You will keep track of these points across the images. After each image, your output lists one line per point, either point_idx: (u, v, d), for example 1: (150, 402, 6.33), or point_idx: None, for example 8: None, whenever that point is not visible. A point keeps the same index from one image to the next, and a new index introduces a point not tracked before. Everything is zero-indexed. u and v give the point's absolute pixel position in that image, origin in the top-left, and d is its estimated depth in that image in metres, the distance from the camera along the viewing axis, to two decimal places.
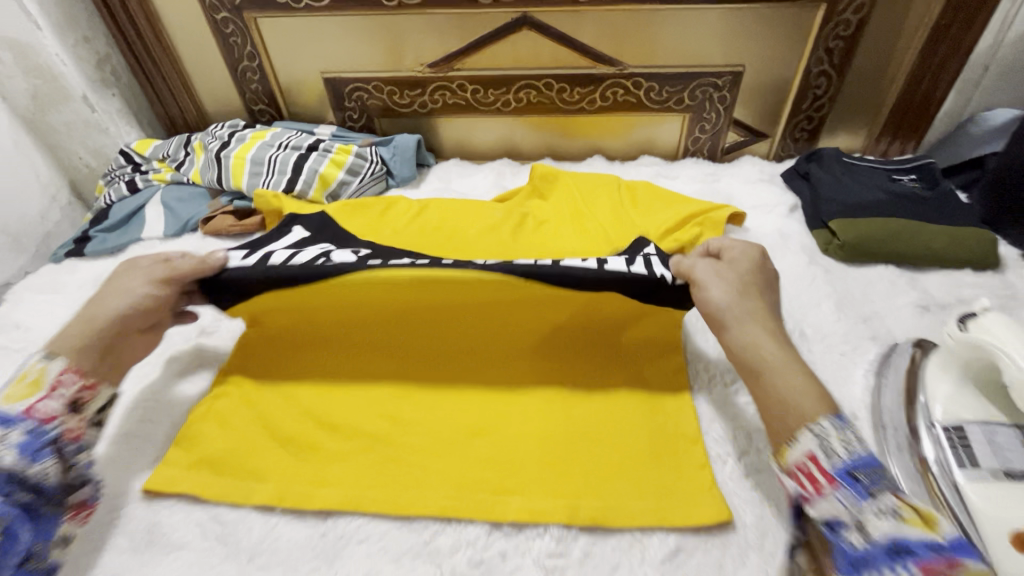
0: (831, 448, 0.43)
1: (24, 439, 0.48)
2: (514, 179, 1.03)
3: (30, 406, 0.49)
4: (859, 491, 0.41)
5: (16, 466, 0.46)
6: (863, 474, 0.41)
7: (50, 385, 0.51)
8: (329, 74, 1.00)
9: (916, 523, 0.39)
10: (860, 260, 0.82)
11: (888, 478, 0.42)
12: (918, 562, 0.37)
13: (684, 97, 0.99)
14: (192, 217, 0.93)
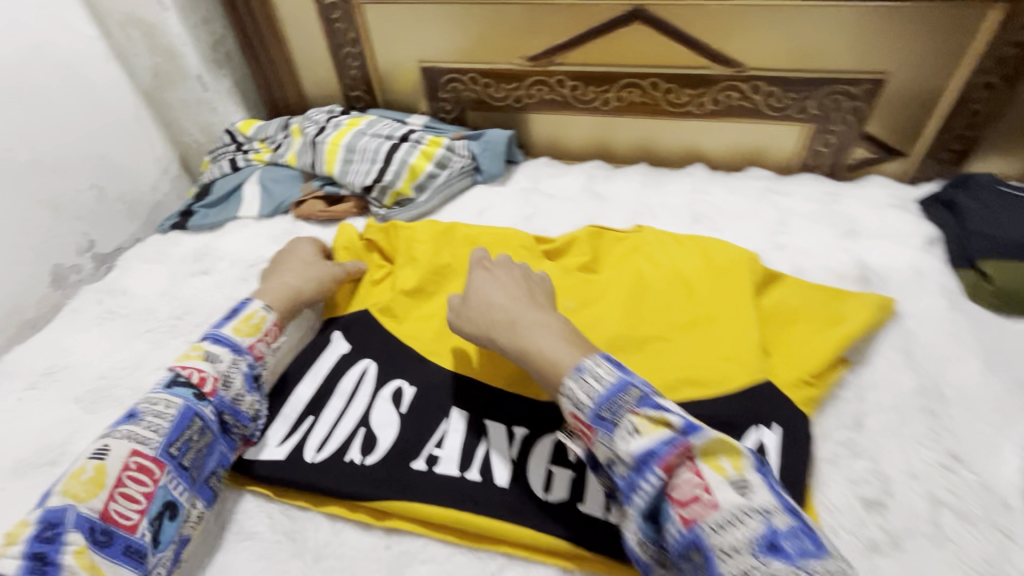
0: (580, 402, 0.48)
1: (247, 370, 0.59)
2: (605, 183, 0.97)
3: (252, 343, 0.61)
4: (608, 426, 0.46)
5: (240, 392, 0.58)
6: (607, 410, 0.46)
7: (265, 330, 0.63)
8: (427, 63, 0.99)
9: (652, 431, 0.44)
10: (1015, 312, 0.70)
11: (629, 398, 0.46)
12: (659, 463, 0.43)
13: (808, 105, 0.89)
14: (286, 200, 0.95)
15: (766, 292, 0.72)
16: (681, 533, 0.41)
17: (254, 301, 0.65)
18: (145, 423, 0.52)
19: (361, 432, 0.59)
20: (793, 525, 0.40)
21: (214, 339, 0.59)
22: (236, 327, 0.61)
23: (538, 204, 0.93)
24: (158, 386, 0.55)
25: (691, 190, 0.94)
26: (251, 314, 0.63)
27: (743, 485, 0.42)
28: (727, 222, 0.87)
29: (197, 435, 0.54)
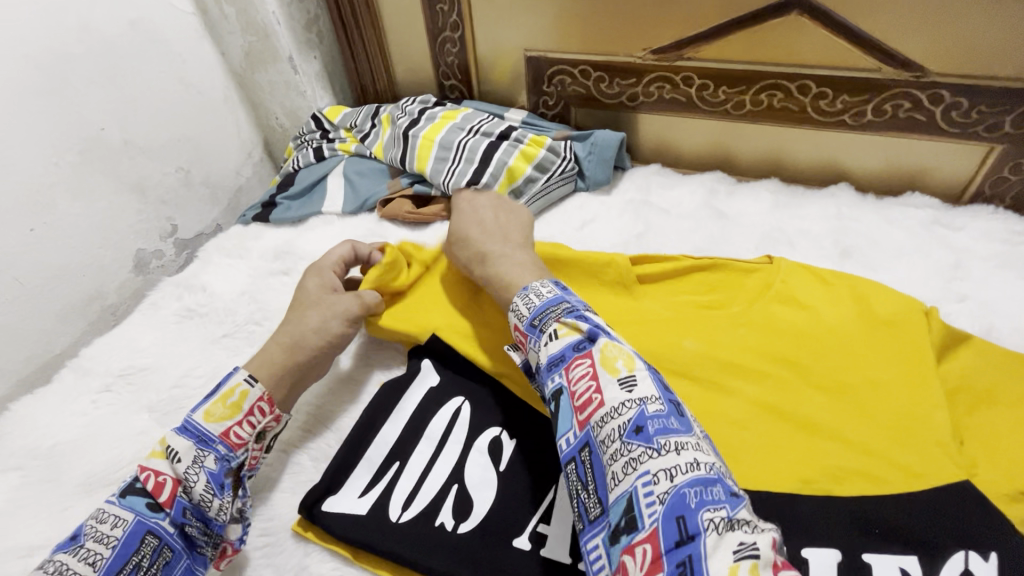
0: (520, 312, 0.53)
1: (215, 467, 0.50)
2: (729, 200, 0.83)
3: (226, 430, 0.52)
4: (537, 333, 0.51)
5: (205, 496, 0.49)
6: (538, 319, 0.51)
7: (248, 409, 0.53)
8: (534, 52, 0.88)
9: (568, 334, 0.49)
10: None
11: (558, 309, 0.51)
12: (563, 365, 0.47)
13: (1004, 122, 0.72)
14: (371, 197, 0.88)
15: (949, 356, 0.56)
16: (577, 433, 0.44)
17: (237, 370, 0.55)
18: (84, 552, 0.44)
19: (454, 489, 0.52)
20: (663, 410, 0.42)
21: (184, 430, 0.51)
22: (209, 410, 0.52)
23: (650, 220, 0.81)
24: (113, 500, 0.48)
25: (835, 216, 0.79)
26: (230, 390, 0.53)
27: (630, 382, 0.44)
28: (885, 260, 0.72)
29: (148, 561, 0.45)
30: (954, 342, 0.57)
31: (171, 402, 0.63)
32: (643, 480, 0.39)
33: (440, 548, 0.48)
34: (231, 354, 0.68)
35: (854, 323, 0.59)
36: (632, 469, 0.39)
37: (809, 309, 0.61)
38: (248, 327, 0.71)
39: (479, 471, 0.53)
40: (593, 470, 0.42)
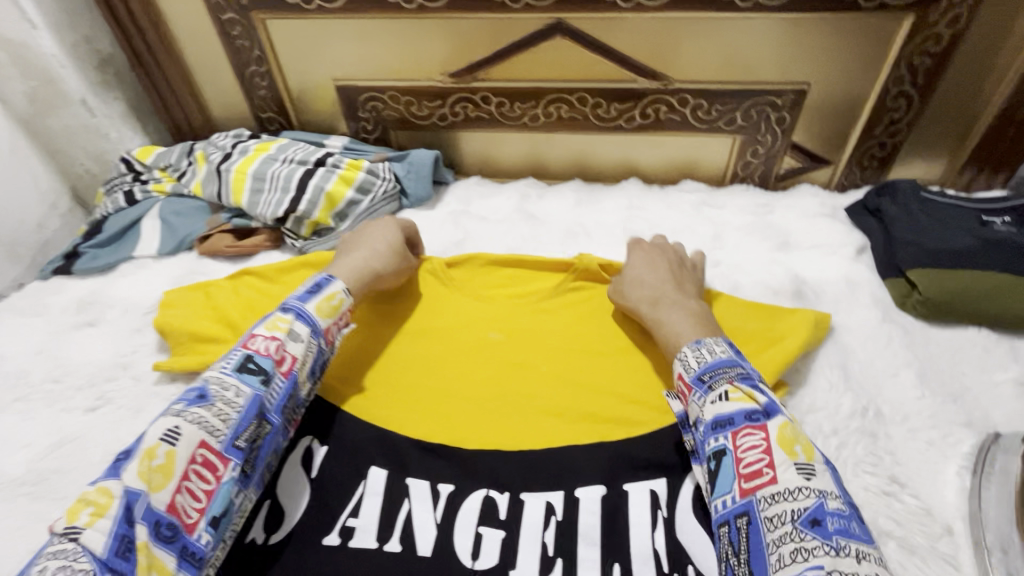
0: (687, 364, 0.53)
1: (319, 354, 0.57)
2: (539, 202, 0.93)
3: (327, 327, 0.58)
4: (703, 390, 0.50)
5: (303, 380, 0.55)
6: (707, 376, 0.50)
7: (341, 314, 0.60)
8: (343, 81, 0.92)
9: (739, 399, 0.47)
10: (944, 319, 0.70)
11: (730, 371, 0.50)
12: (731, 431, 0.46)
13: (735, 116, 0.88)
14: (188, 235, 0.86)
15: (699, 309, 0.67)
16: (737, 501, 0.44)
17: (335, 279, 0.61)
18: (217, 409, 0.47)
19: (267, 505, 0.53)
20: (844, 510, 0.41)
21: (299, 319, 0.56)
22: (317, 306, 0.58)
23: (469, 228, 0.88)
24: (227, 369, 0.50)
25: (626, 206, 0.91)
26: (332, 295, 0.59)
27: (807, 469, 0.43)
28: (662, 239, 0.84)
29: (260, 427, 0.50)
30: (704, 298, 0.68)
31: None
32: (811, 568, 0.38)
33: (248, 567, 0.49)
34: (22, 418, 0.63)
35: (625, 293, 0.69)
36: (800, 557, 0.39)
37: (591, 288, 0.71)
38: (44, 386, 0.67)
39: (291, 486, 0.55)
40: (749, 541, 0.42)
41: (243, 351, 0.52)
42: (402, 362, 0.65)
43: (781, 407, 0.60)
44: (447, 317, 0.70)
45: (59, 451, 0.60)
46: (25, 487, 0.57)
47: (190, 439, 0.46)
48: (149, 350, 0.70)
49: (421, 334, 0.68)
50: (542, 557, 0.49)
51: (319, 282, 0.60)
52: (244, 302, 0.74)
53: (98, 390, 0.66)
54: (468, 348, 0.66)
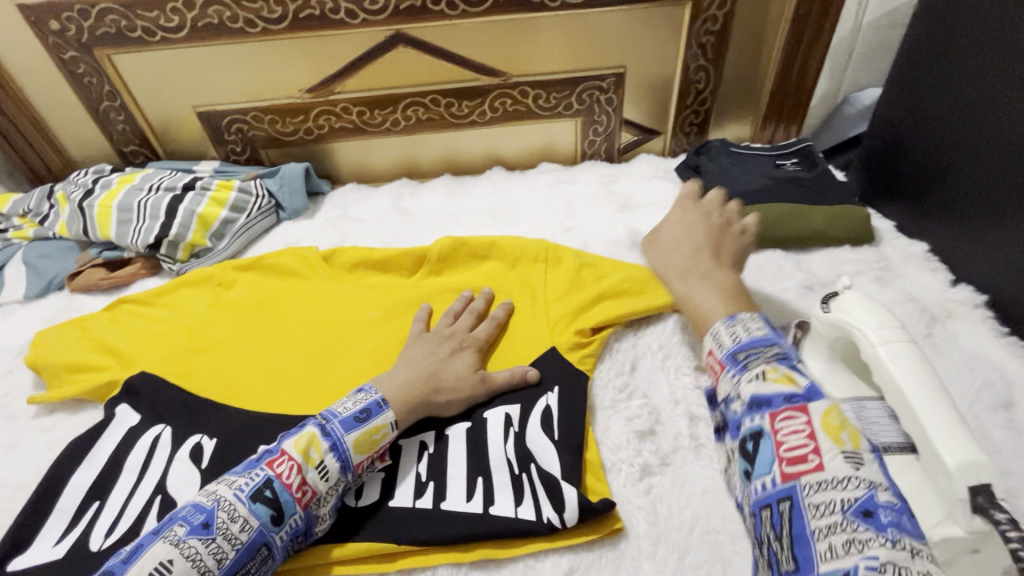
0: (720, 340, 0.54)
1: (339, 494, 0.52)
2: (412, 199, 1.00)
3: (360, 461, 0.53)
4: (738, 365, 0.51)
5: (323, 514, 0.51)
6: (743, 353, 0.51)
7: (380, 448, 0.55)
8: (203, 107, 0.95)
9: (778, 380, 0.48)
10: (750, 246, 0.84)
11: (767, 351, 0.51)
12: (769, 411, 0.46)
13: (572, 101, 1.00)
14: (57, 274, 0.85)
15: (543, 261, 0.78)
16: (777, 485, 0.44)
17: (385, 406, 0.56)
18: (215, 546, 0.45)
19: (158, 499, 0.56)
20: (892, 504, 0.40)
21: (332, 449, 0.52)
22: (357, 439, 0.53)
23: (346, 230, 0.93)
24: (243, 493, 0.48)
25: (491, 192, 1.00)
26: (376, 428, 0.54)
27: (857, 458, 0.42)
28: (522, 216, 0.94)
29: (257, 566, 0.47)
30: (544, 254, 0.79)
31: None
32: (866, 560, 0.37)
33: None
34: None
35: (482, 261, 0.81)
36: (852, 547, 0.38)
37: (452, 263, 0.82)
38: None
39: (180, 479, 0.58)
40: (791, 526, 0.42)
41: (267, 472, 0.49)
42: (290, 351, 0.72)
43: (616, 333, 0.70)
44: (326, 307, 0.77)
45: None
46: None
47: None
48: (23, 389, 0.70)
49: (304, 325, 0.75)
50: (416, 484, 0.56)
51: (370, 407, 0.55)
52: (123, 329, 0.75)
53: None
54: (348, 329, 0.74)
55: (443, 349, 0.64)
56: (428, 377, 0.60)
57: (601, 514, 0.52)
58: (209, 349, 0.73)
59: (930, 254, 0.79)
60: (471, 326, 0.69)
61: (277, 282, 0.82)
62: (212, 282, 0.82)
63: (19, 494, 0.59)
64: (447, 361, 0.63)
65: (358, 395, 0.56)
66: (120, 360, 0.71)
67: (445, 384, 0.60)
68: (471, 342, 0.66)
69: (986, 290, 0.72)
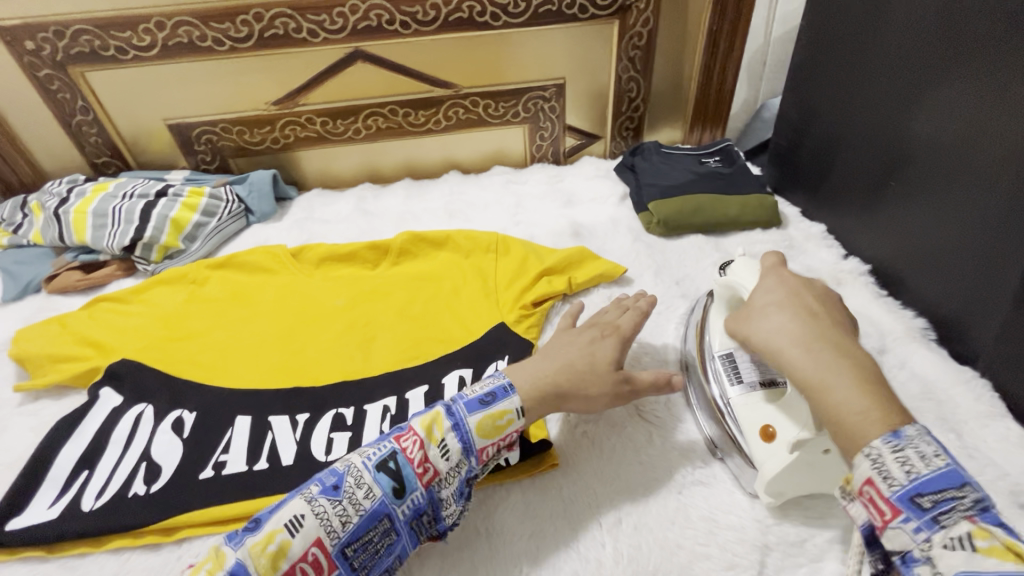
0: (888, 473, 0.38)
1: (467, 475, 0.55)
2: (375, 201, 1.08)
3: (483, 446, 0.56)
4: (926, 520, 0.37)
5: (448, 497, 0.54)
6: (929, 500, 0.37)
7: (505, 435, 0.57)
8: (173, 120, 1.02)
9: (994, 552, 0.34)
10: (677, 233, 0.95)
11: (962, 497, 0.37)
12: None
13: (519, 110, 1.10)
14: (34, 278, 0.90)
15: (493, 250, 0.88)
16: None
17: (510, 395, 0.58)
18: (345, 508, 0.49)
19: (144, 465, 0.63)
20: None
21: (455, 428, 0.55)
22: (479, 421, 0.56)
23: (313, 230, 1.01)
24: (371, 462, 0.52)
25: (448, 193, 1.09)
26: (501, 413, 0.57)
27: None
28: (477, 213, 1.03)
29: (381, 536, 0.50)
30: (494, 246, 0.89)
31: None
32: None
33: (130, 510, 0.59)
34: None
35: (438, 254, 0.90)
36: None
37: (411, 256, 0.90)
38: None
39: (164, 447, 0.64)
40: None
41: (393, 445, 0.53)
42: (262, 336, 0.79)
43: (555, 310, 0.81)
44: (295, 298, 0.84)
45: None
46: None
47: (308, 535, 0.47)
48: (7, 381, 0.75)
49: (275, 314, 0.82)
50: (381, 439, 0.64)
51: (496, 392, 0.58)
52: (102, 323, 0.80)
53: None
54: (316, 315, 0.82)
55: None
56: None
57: (541, 452, 0.61)
58: (185, 338, 0.79)
59: (827, 234, 0.92)
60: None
61: (249, 278, 0.88)
62: (186, 279, 0.87)
63: (11, 470, 0.64)
64: None
65: (488, 380, 0.61)
66: (98, 350, 0.77)
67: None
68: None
69: (869, 260, 0.85)
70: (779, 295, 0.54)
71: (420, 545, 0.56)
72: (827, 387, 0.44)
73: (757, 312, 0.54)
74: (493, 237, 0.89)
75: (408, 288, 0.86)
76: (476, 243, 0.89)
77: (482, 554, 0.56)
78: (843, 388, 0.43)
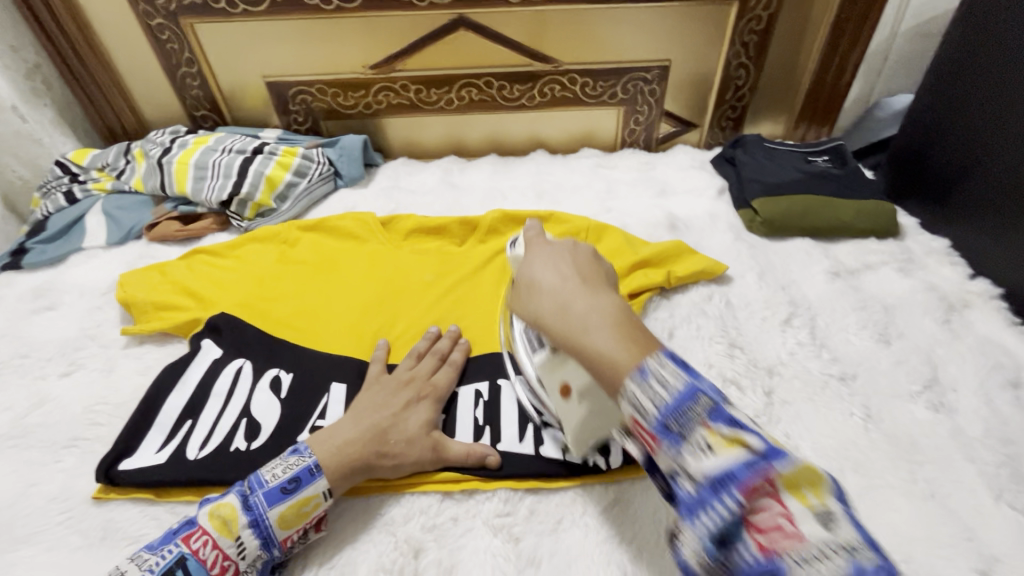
0: (641, 406, 0.39)
1: (266, 564, 0.51)
2: (460, 175, 1.06)
3: (286, 536, 0.51)
4: (675, 441, 0.38)
5: None
6: (675, 421, 0.38)
7: (312, 519, 0.52)
8: (272, 78, 1.02)
9: (728, 447, 0.36)
10: (781, 235, 0.89)
11: (698, 407, 0.38)
12: (738, 488, 0.34)
13: (617, 91, 1.05)
14: (136, 224, 0.92)
15: (588, 236, 0.85)
16: (755, 560, 0.34)
17: (318, 476, 0.53)
18: None
19: (244, 421, 0.64)
20: (880, 564, 0.32)
21: (253, 525, 0.50)
22: (282, 513, 0.51)
23: (399, 199, 0.99)
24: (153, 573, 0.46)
25: (535, 173, 1.06)
26: (305, 500, 0.51)
27: (830, 518, 0.34)
28: (565, 196, 1.00)
29: None
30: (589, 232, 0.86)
31: None
32: None
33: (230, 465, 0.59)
34: None
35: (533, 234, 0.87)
36: None
37: (503, 234, 0.88)
38: (13, 362, 0.73)
39: (262, 406, 0.65)
40: None
41: (181, 549, 0.48)
42: (353, 303, 0.78)
43: (652, 304, 0.76)
44: (386, 267, 0.83)
45: (41, 408, 0.67)
46: (13, 437, 0.65)
47: None
48: (112, 323, 0.78)
49: (366, 281, 0.81)
50: (474, 428, 0.63)
51: (301, 476, 0.52)
52: (200, 275, 0.82)
53: (69, 358, 0.73)
54: (407, 286, 0.80)
55: (398, 399, 0.60)
56: (375, 434, 0.56)
57: None
58: (279, 298, 0.79)
59: (951, 250, 0.85)
60: (432, 370, 0.65)
61: (340, 243, 0.87)
62: (280, 238, 0.88)
63: (119, 410, 0.67)
64: (400, 415, 0.59)
65: (292, 460, 0.54)
66: (197, 302, 0.78)
67: (391, 445, 0.56)
68: (430, 392, 0.63)
69: (1001, 284, 0.77)
70: (552, 257, 0.54)
71: (518, 536, 0.54)
72: (584, 343, 0.44)
73: (545, 265, 0.53)
74: (589, 223, 0.86)
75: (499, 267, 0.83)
76: (571, 227, 0.86)
77: (581, 551, 0.52)
78: (598, 333, 0.44)
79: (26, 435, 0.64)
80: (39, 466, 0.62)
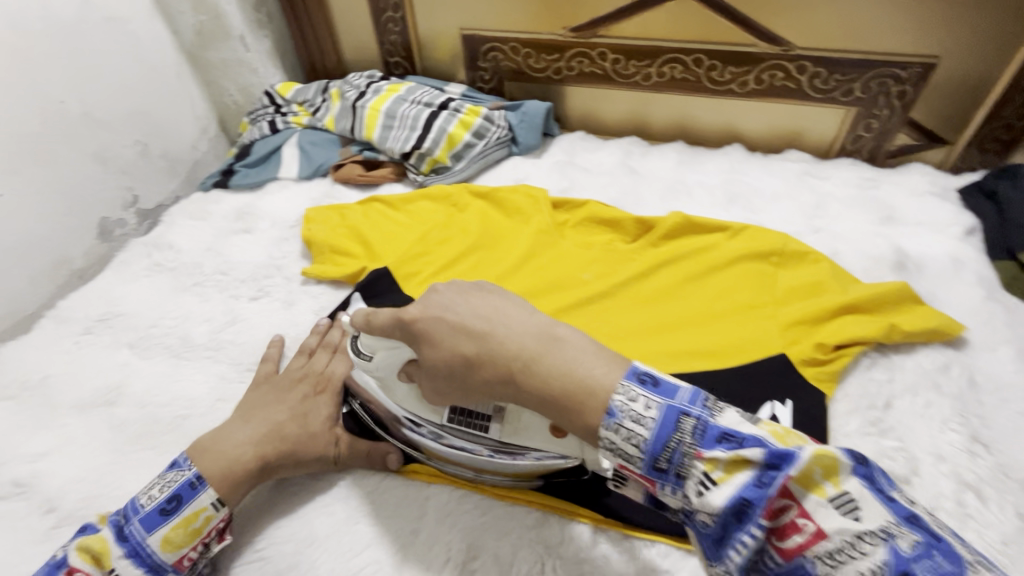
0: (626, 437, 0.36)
1: None
2: (642, 159, 0.97)
3: (178, 557, 0.50)
4: (674, 481, 0.36)
5: None
6: (666, 462, 0.36)
7: (205, 533, 0.51)
8: (468, 31, 0.99)
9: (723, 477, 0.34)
10: None
11: (684, 424, 0.36)
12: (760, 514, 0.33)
13: (854, 87, 0.87)
14: (324, 162, 0.97)
15: (788, 262, 0.72)
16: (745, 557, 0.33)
17: (201, 487, 0.52)
18: None
19: None
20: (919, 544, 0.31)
21: (132, 555, 0.48)
22: (167, 534, 0.49)
23: (574, 177, 0.93)
24: None
25: (727, 170, 0.93)
26: (193, 515, 0.50)
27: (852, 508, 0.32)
28: (763, 204, 0.86)
29: None
30: (789, 257, 0.73)
31: (149, 337, 0.73)
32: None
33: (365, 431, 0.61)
34: (201, 299, 0.77)
35: (722, 244, 0.75)
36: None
37: (684, 239, 0.77)
38: (215, 276, 0.80)
39: None
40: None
41: None
42: (523, 284, 0.74)
43: (863, 362, 0.63)
44: (552, 252, 0.78)
45: (232, 326, 0.73)
46: (209, 347, 0.71)
47: None
48: (296, 257, 0.82)
49: (528, 265, 0.77)
50: None
51: (181, 493, 0.51)
52: (374, 222, 0.83)
53: (259, 283, 0.79)
54: (573, 278, 0.75)
55: (293, 394, 0.60)
56: (271, 431, 0.56)
57: None
58: (440, 263, 0.77)
59: None
60: (327, 362, 0.64)
61: (506, 217, 0.83)
62: (447, 201, 0.86)
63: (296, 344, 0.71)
64: (300, 412, 0.59)
65: (172, 477, 0.52)
66: (357, 252, 0.79)
67: (293, 443, 0.56)
68: (328, 386, 0.62)
69: None
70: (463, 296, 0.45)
71: None
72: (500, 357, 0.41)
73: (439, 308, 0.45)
74: (794, 245, 0.73)
75: (676, 275, 0.73)
76: (767, 245, 0.73)
77: None
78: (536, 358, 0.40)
79: (221, 347, 0.71)
80: (227, 382, 0.67)
